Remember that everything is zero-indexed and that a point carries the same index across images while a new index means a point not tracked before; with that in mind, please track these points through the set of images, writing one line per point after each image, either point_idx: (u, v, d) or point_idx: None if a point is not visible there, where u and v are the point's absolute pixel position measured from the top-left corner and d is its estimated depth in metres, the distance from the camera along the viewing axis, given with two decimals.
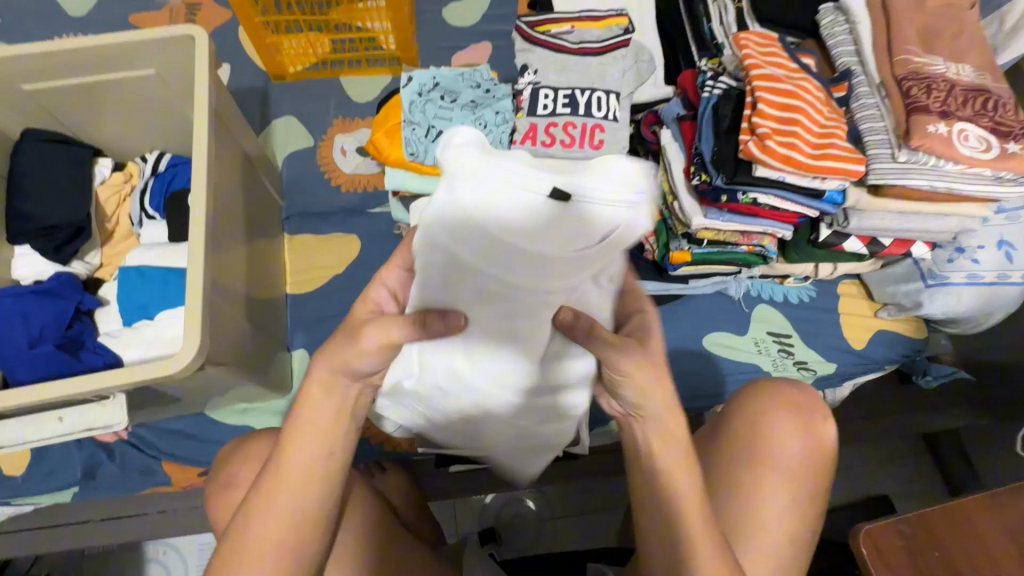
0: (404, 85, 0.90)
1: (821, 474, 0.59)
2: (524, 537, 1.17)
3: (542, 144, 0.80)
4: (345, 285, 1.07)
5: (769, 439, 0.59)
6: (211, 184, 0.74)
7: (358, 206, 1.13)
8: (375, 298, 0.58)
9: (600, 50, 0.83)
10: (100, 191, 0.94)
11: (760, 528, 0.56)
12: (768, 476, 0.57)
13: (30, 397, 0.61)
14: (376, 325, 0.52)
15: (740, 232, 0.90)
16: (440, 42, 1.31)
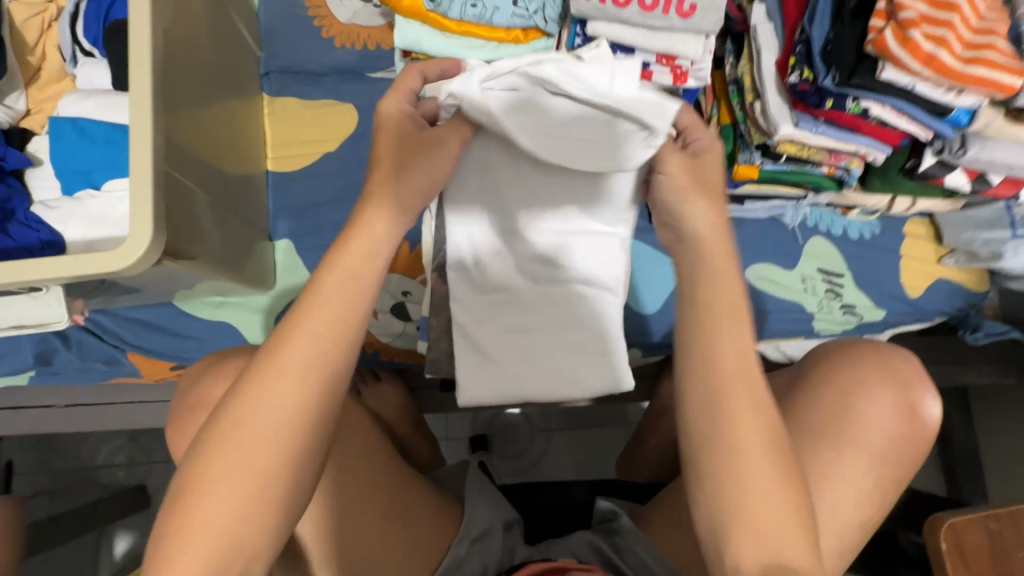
0: None
1: (910, 446, 0.55)
2: (518, 447, 1.13)
3: (616, 3, 0.59)
4: (338, 167, 0.89)
5: (867, 411, 0.54)
6: (159, 11, 0.54)
7: (356, 68, 0.91)
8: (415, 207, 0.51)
9: None
10: (16, 10, 0.71)
11: (844, 498, 0.53)
12: (858, 449, 0.54)
13: None
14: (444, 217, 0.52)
15: (828, 150, 0.75)
16: None
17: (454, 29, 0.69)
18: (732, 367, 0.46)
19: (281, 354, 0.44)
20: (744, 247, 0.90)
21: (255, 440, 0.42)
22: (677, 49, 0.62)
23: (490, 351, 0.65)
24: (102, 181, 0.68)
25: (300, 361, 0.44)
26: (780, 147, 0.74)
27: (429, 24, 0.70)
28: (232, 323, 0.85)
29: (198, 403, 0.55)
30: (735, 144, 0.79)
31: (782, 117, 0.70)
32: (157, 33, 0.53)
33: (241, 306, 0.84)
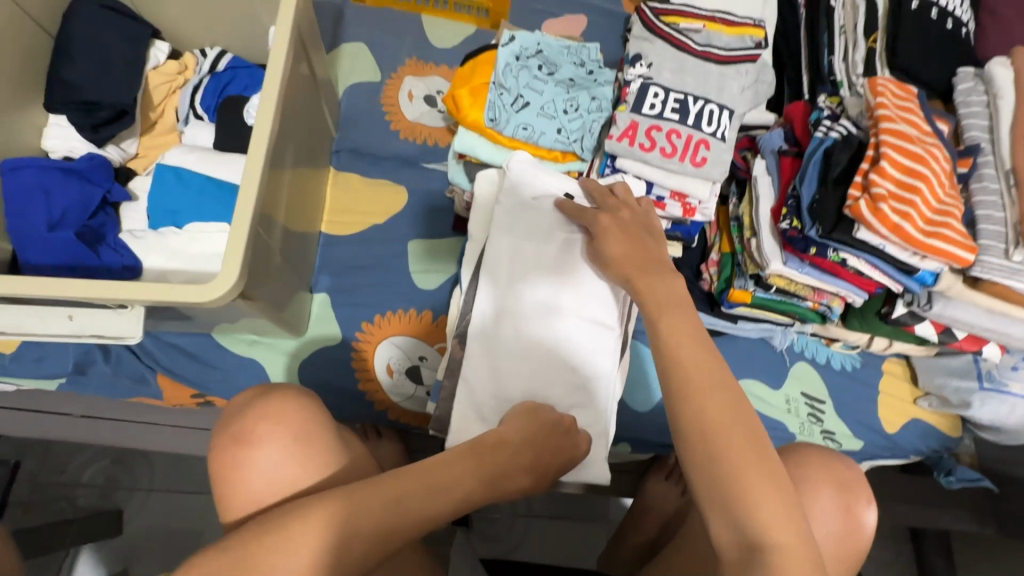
0: (504, 43, 0.82)
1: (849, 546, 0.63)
2: (499, 529, 1.13)
3: (640, 146, 0.72)
4: (382, 237, 1.00)
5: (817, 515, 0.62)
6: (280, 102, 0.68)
7: (413, 157, 1.06)
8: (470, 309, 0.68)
9: (723, 58, 0.76)
10: (152, 77, 0.87)
11: None
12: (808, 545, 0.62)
13: (51, 292, 0.57)
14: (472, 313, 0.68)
15: (812, 287, 0.85)
16: (532, 5, 1.22)
17: (505, 143, 0.83)
18: (717, 407, 0.53)
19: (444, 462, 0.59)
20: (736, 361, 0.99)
21: (378, 520, 0.54)
22: (687, 189, 0.74)
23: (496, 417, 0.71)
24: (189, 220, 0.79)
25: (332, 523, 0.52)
26: (771, 279, 0.85)
27: (485, 137, 0.84)
28: (259, 361, 0.91)
29: (233, 437, 0.63)
30: (733, 270, 0.90)
31: (773, 255, 0.81)
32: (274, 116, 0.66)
33: (271, 347, 0.92)
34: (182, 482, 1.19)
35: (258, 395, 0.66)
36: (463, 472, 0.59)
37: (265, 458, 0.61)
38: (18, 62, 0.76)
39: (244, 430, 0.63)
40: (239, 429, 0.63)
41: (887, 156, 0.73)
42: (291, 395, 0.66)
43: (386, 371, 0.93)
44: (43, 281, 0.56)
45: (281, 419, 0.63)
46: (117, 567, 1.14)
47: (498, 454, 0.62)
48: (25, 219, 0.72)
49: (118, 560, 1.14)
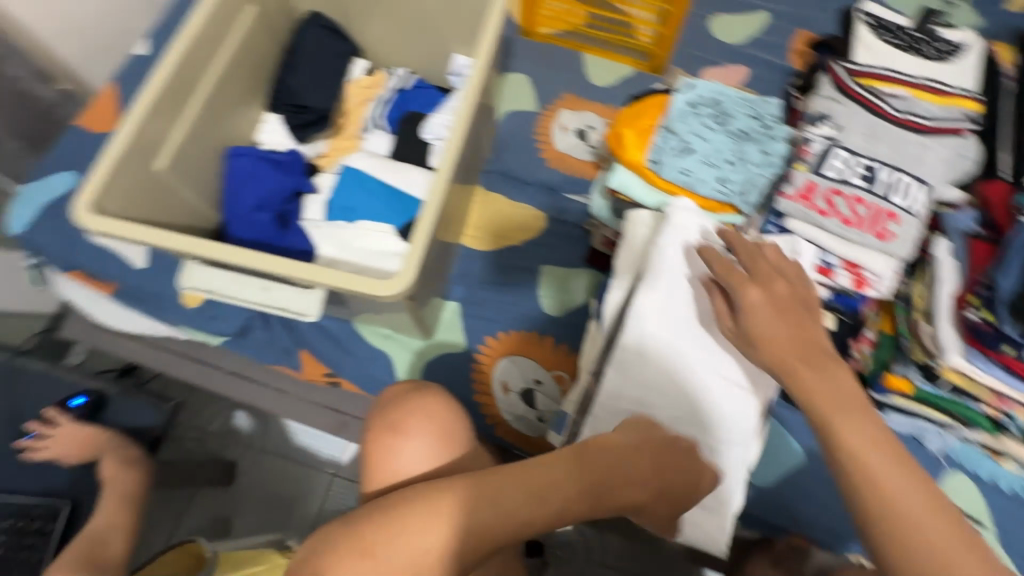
0: (680, 90, 0.84)
1: None
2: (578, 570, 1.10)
3: (817, 210, 0.70)
4: (515, 258, 1.04)
5: None
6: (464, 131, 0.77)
7: (557, 185, 1.09)
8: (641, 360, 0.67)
9: (924, 129, 0.71)
10: (348, 89, 0.98)
11: None
12: None
13: (260, 265, 0.65)
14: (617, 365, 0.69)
15: (993, 391, 0.75)
16: (694, 51, 1.23)
17: (663, 187, 0.82)
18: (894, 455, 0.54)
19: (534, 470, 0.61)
20: None
21: (478, 527, 0.58)
22: (863, 261, 0.70)
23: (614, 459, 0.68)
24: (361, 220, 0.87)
25: (453, 497, 0.59)
26: (942, 373, 0.76)
27: (642, 178, 0.83)
28: (388, 355, 0.97)
29: (390, 427, 0.67)
30: (892, 355, 0.82)
31: (952, 346, 0.73)
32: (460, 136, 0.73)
33: (401, 344, 0.98)
34: (291, 450, 1.30)
35: (409, 390, 0.71)
36: (566, 494, 0.61)
37: (414, 447, 0.66)
38: (255, 66, 0.90)
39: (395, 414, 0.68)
40: (396, 418, 0.68)
41: None
42: (439, 398, 0.69)
43: (501, 388, 0.94)
44: (259, 256, 0.64)
45: (429, 416, 0.67)
46: (224, 515, 1.25)
47: (602, 466, 0.62)
48: (237, 197, 0.84)
49: (225, 507, 1.26)
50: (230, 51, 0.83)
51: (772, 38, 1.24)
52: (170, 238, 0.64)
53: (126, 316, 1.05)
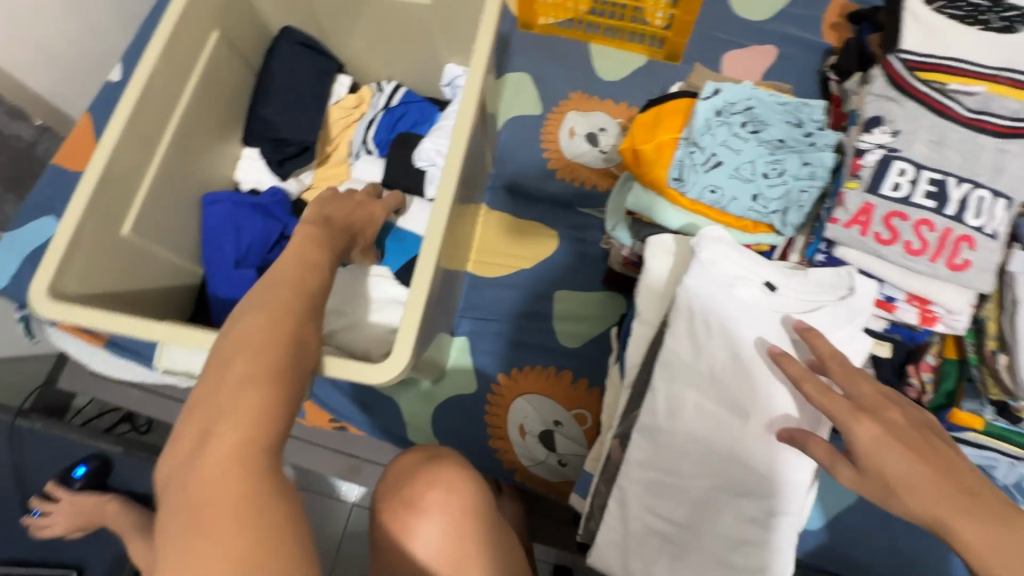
0: (703, 96, 0.72)
1: None
2: None
3: (873, 236, 0.59)
4: (526, 284, 0.95)
5: None
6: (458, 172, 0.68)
7: (568, 199, 0.99)
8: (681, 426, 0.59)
9: (1004, 130, 0.59)
10: (334, 112, 0.89)
11: None
12: None
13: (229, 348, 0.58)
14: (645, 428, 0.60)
15: None
16: (717, 32, 1.10)
17: (685, 205, 0.72)
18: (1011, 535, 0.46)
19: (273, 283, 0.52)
20: None
21: (260, 343, 0.47)
22: (933, 294, 0.60)
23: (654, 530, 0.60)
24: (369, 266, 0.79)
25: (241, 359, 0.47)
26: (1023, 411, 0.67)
27: (664, 197, 0.74)
28: (396, 401, 0.91)
29: (403, 501, 0.60)
30: (960, 385, 0.72)
31: None
32: (458, 176, 0.67)
33: (409, 387, 0.90)
34: None
35: (428, 457, 0.64)
36: (256, 318, 0.49)
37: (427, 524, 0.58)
38: (228, 97, 0.81)
39: (409, 490, 0.61)
40: (409, 493, 0.61)
41: None
42: (462, 470, 0.62)
43: (519, 432, 0.87)
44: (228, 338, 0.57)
45: (451, 490, 0.60)
46: None
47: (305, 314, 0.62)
48: (219, 252, 0.77)
49: None
50: (196, 87, 0.74)
51: (804, 10, 1.09)
52: (144, 325, 0.58)
53: (121, 366, 1.00)
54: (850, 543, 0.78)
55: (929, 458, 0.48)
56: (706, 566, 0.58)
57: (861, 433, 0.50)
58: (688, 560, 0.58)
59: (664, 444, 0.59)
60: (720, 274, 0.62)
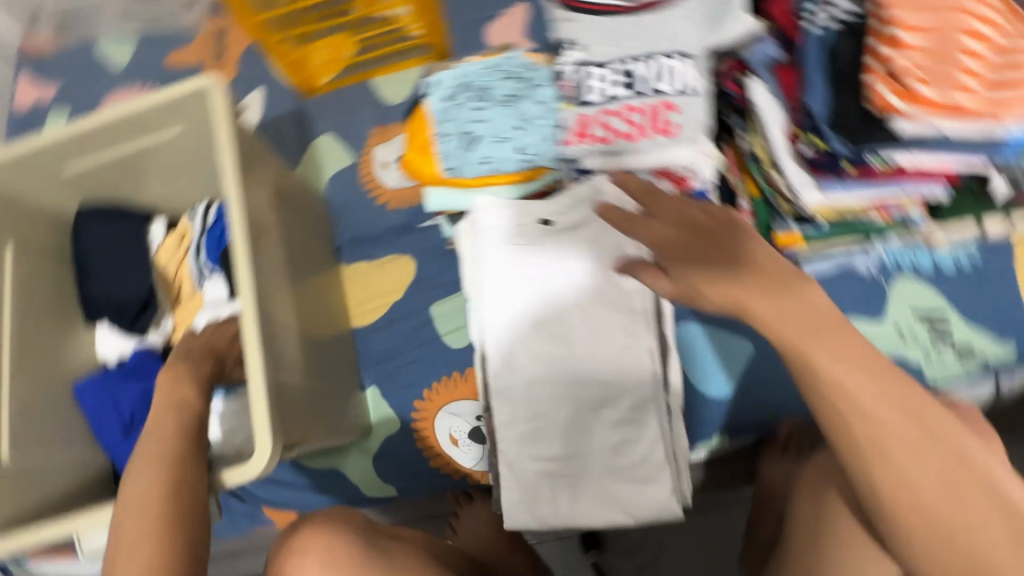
0: (428, 91, 0.77)
1: None
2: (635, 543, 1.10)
3: (599, 141, 0.65)
4: (405, 312, 1.01)
5: None
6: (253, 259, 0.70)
7: (407, 223, 1.05)
8: (532, 363, 0.66)
9: (660, 3, 0.66)
10: (160, 257, 0.92)
11: None
12: None
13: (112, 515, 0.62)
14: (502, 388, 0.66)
15: (871, 203, 0.70)
16: (469, 16, 1.18)
17: (475, 186, 0.76)
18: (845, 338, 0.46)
19: (138, 443, 0.59)
20: None
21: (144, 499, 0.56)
22: (671, 162, 0.65)
23: (547, 477, 0.64)
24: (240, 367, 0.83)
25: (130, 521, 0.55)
26: (815, 213, 0.71)
27: (454, 187, 0.78)
28: (341, 470, 0.96)
29: None
30: (770, 214, 0.77)
31: (803, 185, 0.68)
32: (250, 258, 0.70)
33: (346, 453, 0.96)
34: None
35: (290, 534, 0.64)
36: (138, 476, 0.57)
37: None
38: (52, 295, 0.86)
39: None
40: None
41: None
42: (316, 534, 0.62)
43: (452, 441, 0.93)
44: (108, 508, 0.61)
45: (310, 556, 0.61)
46: None
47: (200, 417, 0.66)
48: (107, 429, 0.81)
49: None
50: (11, 306, 0.78)
51: None
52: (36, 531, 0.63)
53: None
54: (759, 389, 0.85)
55: (721, 238, 0.52)
56: (597, 478, 0.64)
57: (648, 231, 0.56)
58: (580, 487, 0.64)
59: (516, 394, 0.65)
60: (502, 235, 0.69)
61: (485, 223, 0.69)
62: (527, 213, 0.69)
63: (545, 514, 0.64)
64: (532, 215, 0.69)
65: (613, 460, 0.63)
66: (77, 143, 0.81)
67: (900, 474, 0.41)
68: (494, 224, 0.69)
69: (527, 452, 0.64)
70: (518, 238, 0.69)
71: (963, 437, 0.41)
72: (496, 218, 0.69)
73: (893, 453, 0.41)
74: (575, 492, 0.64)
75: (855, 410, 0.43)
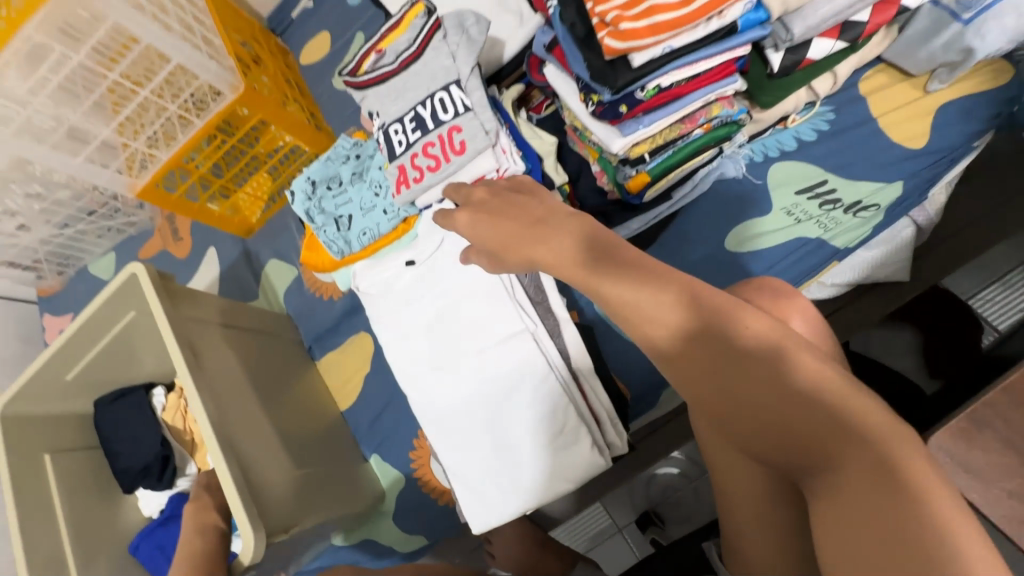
0: (291, 201, 0.88)
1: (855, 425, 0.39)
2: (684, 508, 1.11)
3: (415, 181, 0.74)
4: (378, 379, 1.12)
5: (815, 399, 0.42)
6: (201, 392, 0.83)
7: (354, 304, 1.18)
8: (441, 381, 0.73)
9: (417, 51, 0.75)
10: (166, 416, 1.10)
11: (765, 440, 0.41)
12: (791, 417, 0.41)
13: None
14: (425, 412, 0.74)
15: (679, 121, 0.75)
16: (345, 113, 1.34)
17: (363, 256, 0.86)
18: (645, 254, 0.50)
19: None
20: (709, 222, 0.88)
21: None
22: (479, 171, 0.72)
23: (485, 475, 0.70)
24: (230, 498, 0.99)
25: None
26: (636, 152, 0.76)
27: (346, 266, 0.87)
28: (373, 536, 1.05)
29: None
30: (612, 168, 0.82)
31: (609, 136, 0.73)
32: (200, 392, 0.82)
33: (370, 520, 1.05)
34: None
35: None
36: None
37: None
38: (94, 480, 1.02)
39: None
40: None
41: None
42: None
43: None
44: None
45: None
46: None
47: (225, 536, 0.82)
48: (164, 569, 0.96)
49: None
50: (62, 498, 0.94)
51: None
52: None
53: None
54: None
55: (547, 226, 0.52)
56: (532, 458, 0.69)
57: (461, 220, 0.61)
58: (520, 472, 0.69)
59: (439, 413, 0.73)
60: (377, 289, 0.81)
61: (365, 283, 0.83)
62: (392, 263, 0.81)
63: (502, 507, 0.69)
64: (395, 262, 0.81)
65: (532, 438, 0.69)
66: (70, 349, 0.99)
67: (724, 350, 0.42)
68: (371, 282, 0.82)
69: (463, 457, 0.71)
70: (388, 286, 0.80)
71: (745, 308, 0.44)
72: (370, 277, 0.82)
73: (714, 334, 0.43)
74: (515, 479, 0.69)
75: (658, 308, 0.44)
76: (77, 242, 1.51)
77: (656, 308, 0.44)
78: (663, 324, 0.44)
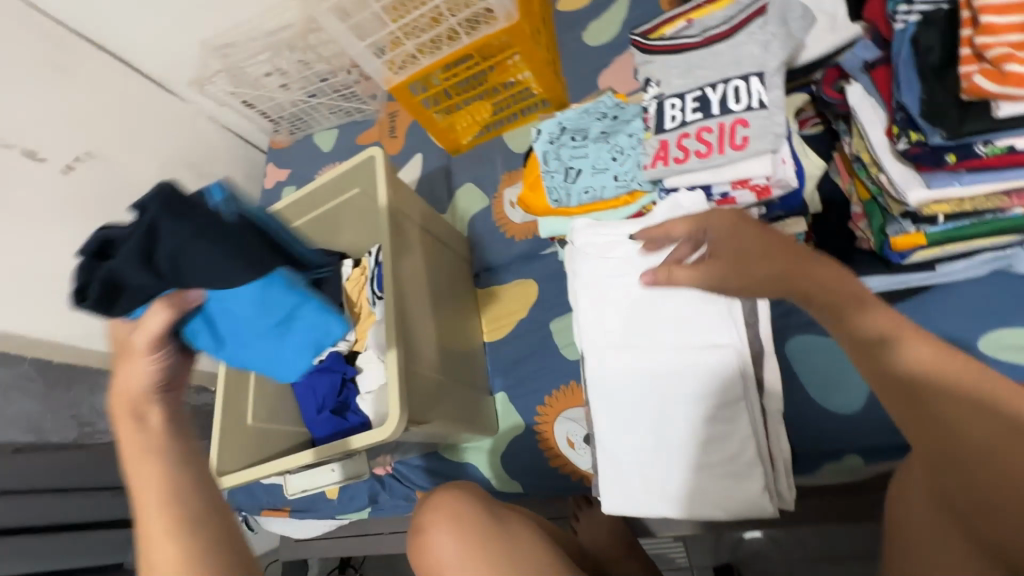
0: (535, 140, 0.93)
1: None
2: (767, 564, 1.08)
3: (675, 161, 0.72)
4: (530, 328, 1.15)
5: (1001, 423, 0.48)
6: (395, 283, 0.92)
7: (531, 251, 1.21)
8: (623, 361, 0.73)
9: (728, 32, 0.72)
10: (348, 285, 1.20)
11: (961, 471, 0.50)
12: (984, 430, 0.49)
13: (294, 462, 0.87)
14: (596, 383, 0.74)
15: (1003, 193, 0.64)
16: (584, 68, 1.33)
17: (578, 213, 0.88)
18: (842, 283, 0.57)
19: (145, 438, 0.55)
20: (966, 314, 0.76)
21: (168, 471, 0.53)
22: (748, 173, 0.69)
23: (631, 464, 0.71)
24: (183, 230, 0.53)
25: (155, 501, 0.52)
26: (930, 209, 0.67)
27: (560, 215, 0.91)
28: (475, 463, 1.12)
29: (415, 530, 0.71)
30: (883, 217, 0.73)
31: (908, 182, 0.65)
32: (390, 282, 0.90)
33: (478, 448, 1.12)
34: None
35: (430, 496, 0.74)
36: (150, 471, 0.53)
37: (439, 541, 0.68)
38: None
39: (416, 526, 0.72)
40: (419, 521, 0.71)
41: (984, 9, 0.54)
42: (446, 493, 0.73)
43: (568, 444, 1.03)
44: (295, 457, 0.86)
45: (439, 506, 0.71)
46: None
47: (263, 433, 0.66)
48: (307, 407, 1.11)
49: None
50: None
51: (639, 12, 1.31)
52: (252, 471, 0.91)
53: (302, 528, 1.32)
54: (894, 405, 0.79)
55: (772, 279, 0.59)
56: (692, 472, 0.67)
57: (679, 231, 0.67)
58: (672, 482, 0.68)
59: (611, 391, 0.73)
60: (595, 249, 0.79)
61: (585, 237, 0.81)
62: (618, 231, 0.79)
63: (643, 504, 0.69)
64: (620, 232, 0.79)
65: (695, 452, 0.67)
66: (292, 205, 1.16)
67: (958, 427, 0.49)
68: (589, 240, 0.80)
69: (617, 440, 0.72)
70: (607, 252, 0.79)
71: (927, 348, 0.52)
72: (590, 236, 0.81)
73: (942, 407, 0.50)
74: (660, 481, 0.69)
75: (902, 377, 0.52)
76: (312, 113, 1.58)
77: (903, 380, 0.52)
78: (920, 394, 0.51)
